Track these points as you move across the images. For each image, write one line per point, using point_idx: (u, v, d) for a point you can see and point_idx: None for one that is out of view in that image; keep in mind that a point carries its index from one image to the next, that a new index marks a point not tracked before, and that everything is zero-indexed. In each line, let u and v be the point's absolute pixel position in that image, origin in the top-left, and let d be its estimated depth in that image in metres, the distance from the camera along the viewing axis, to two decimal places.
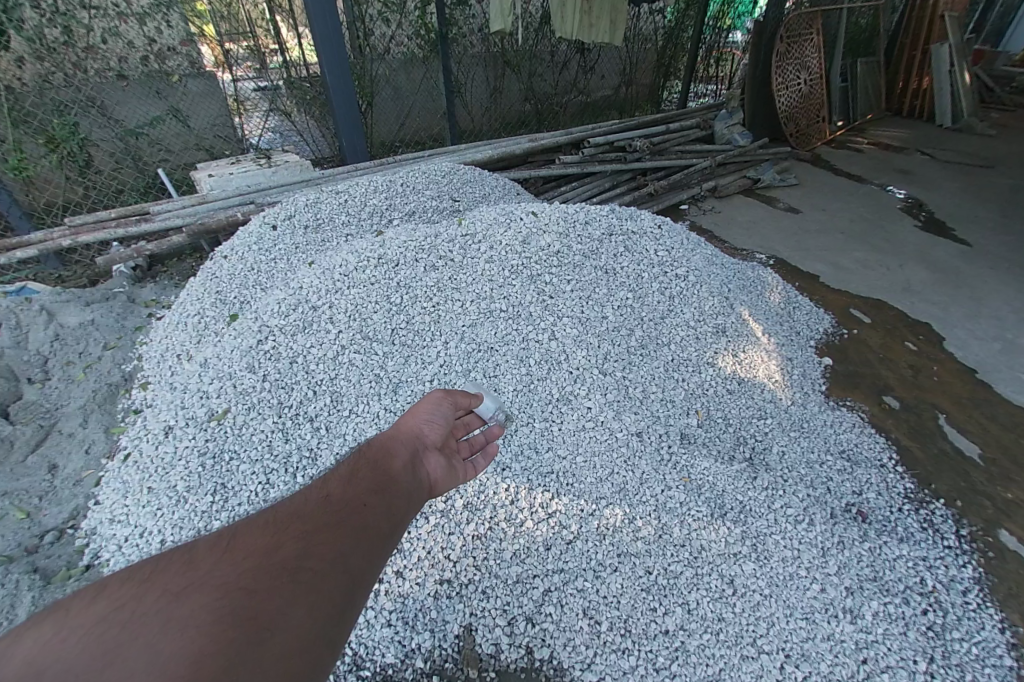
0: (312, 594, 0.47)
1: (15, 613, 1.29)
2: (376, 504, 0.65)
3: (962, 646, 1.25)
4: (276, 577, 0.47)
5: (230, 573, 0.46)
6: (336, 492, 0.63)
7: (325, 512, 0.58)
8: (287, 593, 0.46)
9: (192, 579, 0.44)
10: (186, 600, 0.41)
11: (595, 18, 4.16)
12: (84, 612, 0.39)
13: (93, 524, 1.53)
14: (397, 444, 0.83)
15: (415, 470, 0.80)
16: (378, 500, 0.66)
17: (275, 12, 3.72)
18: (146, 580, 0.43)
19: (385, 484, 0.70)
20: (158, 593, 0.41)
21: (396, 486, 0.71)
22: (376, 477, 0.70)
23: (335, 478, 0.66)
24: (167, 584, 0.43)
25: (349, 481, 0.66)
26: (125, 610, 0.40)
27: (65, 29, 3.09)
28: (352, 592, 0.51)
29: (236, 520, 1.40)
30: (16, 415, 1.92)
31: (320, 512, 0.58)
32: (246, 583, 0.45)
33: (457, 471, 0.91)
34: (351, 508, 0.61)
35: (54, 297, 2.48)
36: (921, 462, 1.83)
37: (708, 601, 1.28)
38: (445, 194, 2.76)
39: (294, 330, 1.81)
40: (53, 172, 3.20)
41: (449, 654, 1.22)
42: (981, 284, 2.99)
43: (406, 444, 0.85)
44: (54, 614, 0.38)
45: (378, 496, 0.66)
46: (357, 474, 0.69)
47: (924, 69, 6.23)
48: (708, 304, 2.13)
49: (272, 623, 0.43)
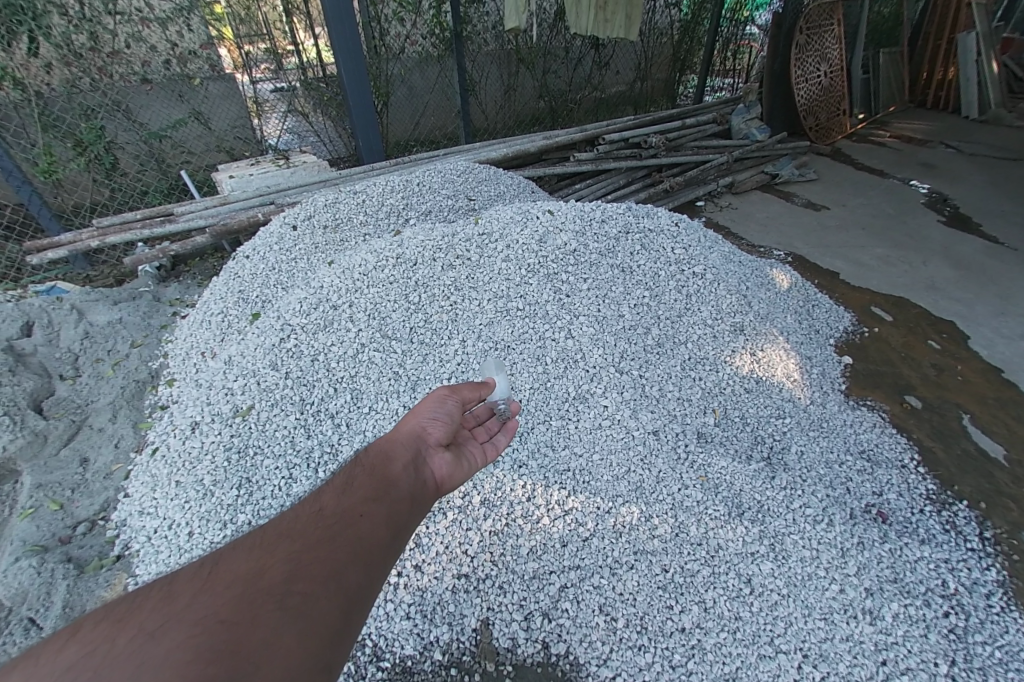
0: (301, 616, 0.49)
1: (51, 600, 1.35)
2: (373, 512, 0.68)
3: (984, 650, 1.23)
4: (259, 603, 0.48)
5: (215, 603, 0.46)
6: (328, 509, 0.66)
7: (318, 530, 0.61)
8: (275, 615, 0.47)
9: (171, 611, 0.44)
10: (169, 629, 0.42)
11: (610, 14, 4.08)
12: (58, 655, 0.38)
13: (123, 516, 1.59)
14: (400, 442, 0.87)
15: (417, 473, 0.83)
16: (376, 507, 0.69)
17: (292, 14, 3.76)
18: (121, 618, 0.42)
19: (382, 490, 0.73)
20: (135, 632, 0.41)
21: (396, 490, 0.75)
22: (374, 484, 0.74)
23: (329, 497, 0.68)
24: (142, 621, 0.42)
25: (344, 495, 0.69)
26: (99, 651, 0.39)
27: (91, 35, 3.16)
28: (345, 614, 0.53)
29: (261, 513, 1.45)
30: (50, 410, 1.99)
31: (312, 531, 0.61)
32: (228, 611, 0.46)
33: (461, 454, 0.95)
34: (346, 522, 0.64)
35: (84, 297, 2.56)
36: (943, 463, 1.79)
37: (725, 600, 1.28)
38: (460, 193, 2.78)
39: (316, 329, 1.85)
40: (81, 175, 3.30)
41: (466, 647, 1.25)
42: (1008, 281, 2.90)
43: (408, 437, 0.89)
44: (20, 668, 0.36)
45: (374, 504, 0.70)
46: (353, 485, 0.72)
47: (950, 60, 6.05)
48: (726, 302, 2.11)
49: (257, 648, 0.44)
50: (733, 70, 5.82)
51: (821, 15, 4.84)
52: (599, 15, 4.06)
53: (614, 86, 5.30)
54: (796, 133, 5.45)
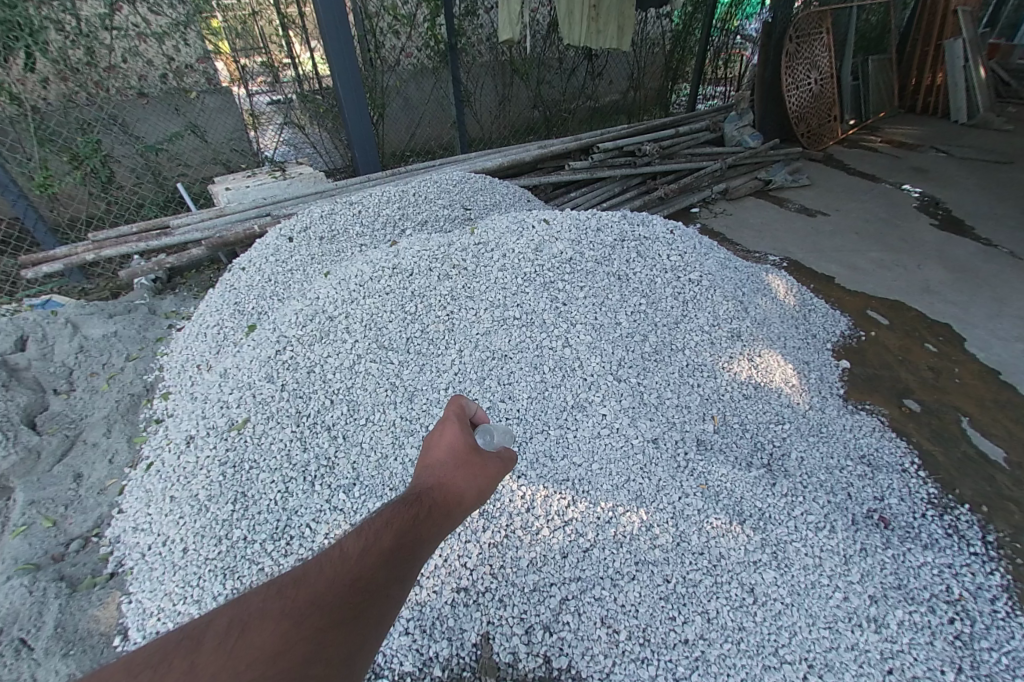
0: None
1: (42, 620, 1.33)
2: (429, 547, 0.51)
3: (991, 656, 1.21)
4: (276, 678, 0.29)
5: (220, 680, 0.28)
6: (366, 547, 0.44)
7: (373, 566, 0.43)
8: None
9: None
10: None
11: (602, 25, 4.12)
12: None
13: (116, 532, 1.57)
14: (460, 451, 0.68)
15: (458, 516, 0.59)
16: (433, 543, 0.51)
17: (288, 28, 3.80)
18: None
19: (443, 515, 0.55)
20: None
21: (455, 517, 0.58)
22: (431, 503, 0.55)
23: (379, 515, 0.50)
24: None
25: (398, 516, 0.51)
26: None
27: (88, 50, 3.18)
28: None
29: (257, 528, 1.42)
30: (43, 425, 1.97)
31: (364, 562, 0.42)
32: None
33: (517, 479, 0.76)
34: (402, 558, 0.46)
35: (78, 310, 2.55)
36: (944, 467, 1.79)
37: (728, 610, 1.26)
38: (456, 202, 2.79)
39: (312, 340, 1.84)
40: (77, 188, 3.33)
41: (467, 662, 1.23)
42: (1002, 283, 2.92)
43: (471, 442, 0.70)
44: None
45: (431, 535, 0.52)
46: (406, 505, 0.54)
47: (938, 66, 6.15)
48: (722, 308, 2.12)
49: None
50: (725, 78, 5.88)
51: (811, 24, 4.91)
52: (593, 27, 4.09)
53: (608, 95, 5.36)
54: (788, 139, 5.52)
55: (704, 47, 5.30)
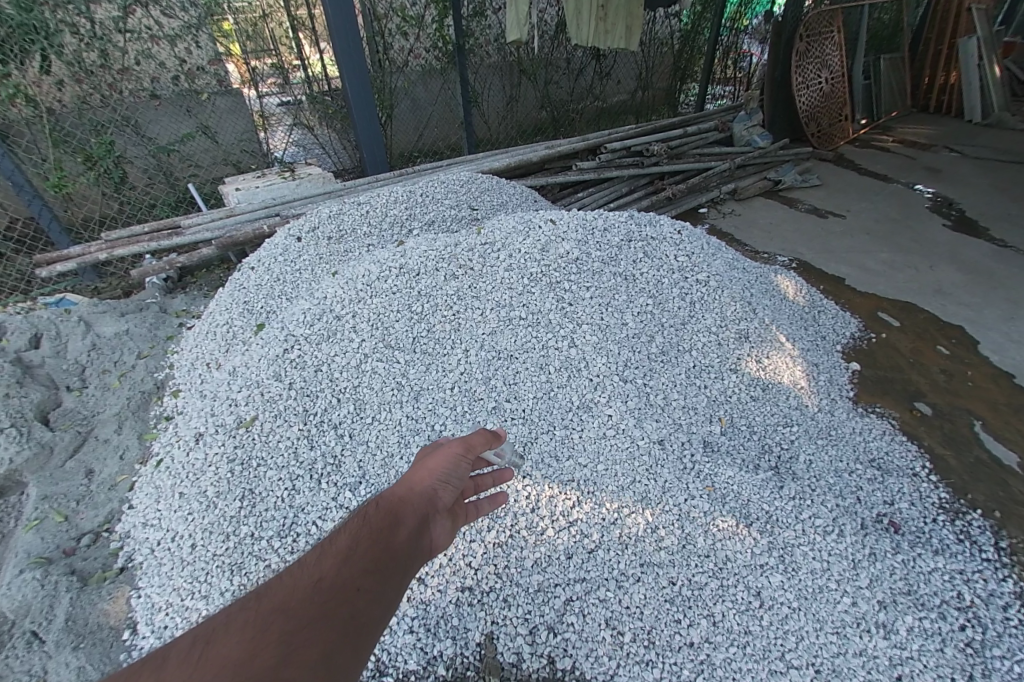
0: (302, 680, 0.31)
1: (54, 612, 1.35)
2: (397, 544, 0.51)
3: (1003, 664, 1.19)
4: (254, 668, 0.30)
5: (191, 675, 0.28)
6: (331, 557, 0.44)
7: (335, 566, 0.43)
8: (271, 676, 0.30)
9: None
10: None
11: (611, 25, 4.10)
12: None
13: (127, 527, 1.59)
14: (421, 459, 0.68)
15: (423, 523, 0.57)
16: (400, 541, 0.52)
17: (298, 30, 3.85)
18: None
19: (406, 511, 0.57)
20: None
21: (421, 517, 0.58)
22: (391, 503, 0.57)
23: (339, 526, 0.51)
24: None
25: (357, 526, 0.51)
26: None
27: (102, 52, 3.22)
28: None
29: (263, 525, 1.44)
30: (57, 422, 2.01)
31: (327, 565, 0.43)
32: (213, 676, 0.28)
33: (500, 474, 0.77)
34: (368, 559, 0.46)
35: (91, 309, 2.59)
36: (956, 472, 1.75)
37: (734, 613, 1.25)
38: (463, 203, 2.79)
39: (319, 340, 1.85)
40: (90, 188, 3.39)
41: (470, 662, 1.23)
42: (1017, 285, 2.86)
43: (433, 447, 0.71)
44: None
45: (396, 534, 0.52)
46: (369, 515, 0.54)
47: (952, 64, 6.06)
48: (730, 309, 2.09)
49: None
50: (733, 78, 5.85)
51: (822, 23, 4.87)
52: (601, 27, 4.09)
53: (616, 95, 5.35)
54: (797, 140, 5.47)
55: (713, 47, 5.27)
